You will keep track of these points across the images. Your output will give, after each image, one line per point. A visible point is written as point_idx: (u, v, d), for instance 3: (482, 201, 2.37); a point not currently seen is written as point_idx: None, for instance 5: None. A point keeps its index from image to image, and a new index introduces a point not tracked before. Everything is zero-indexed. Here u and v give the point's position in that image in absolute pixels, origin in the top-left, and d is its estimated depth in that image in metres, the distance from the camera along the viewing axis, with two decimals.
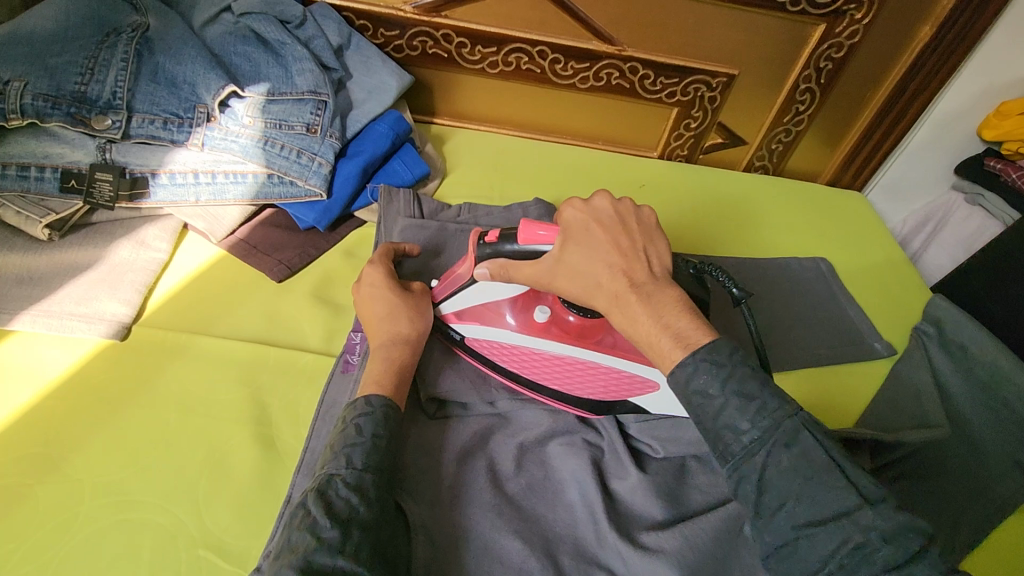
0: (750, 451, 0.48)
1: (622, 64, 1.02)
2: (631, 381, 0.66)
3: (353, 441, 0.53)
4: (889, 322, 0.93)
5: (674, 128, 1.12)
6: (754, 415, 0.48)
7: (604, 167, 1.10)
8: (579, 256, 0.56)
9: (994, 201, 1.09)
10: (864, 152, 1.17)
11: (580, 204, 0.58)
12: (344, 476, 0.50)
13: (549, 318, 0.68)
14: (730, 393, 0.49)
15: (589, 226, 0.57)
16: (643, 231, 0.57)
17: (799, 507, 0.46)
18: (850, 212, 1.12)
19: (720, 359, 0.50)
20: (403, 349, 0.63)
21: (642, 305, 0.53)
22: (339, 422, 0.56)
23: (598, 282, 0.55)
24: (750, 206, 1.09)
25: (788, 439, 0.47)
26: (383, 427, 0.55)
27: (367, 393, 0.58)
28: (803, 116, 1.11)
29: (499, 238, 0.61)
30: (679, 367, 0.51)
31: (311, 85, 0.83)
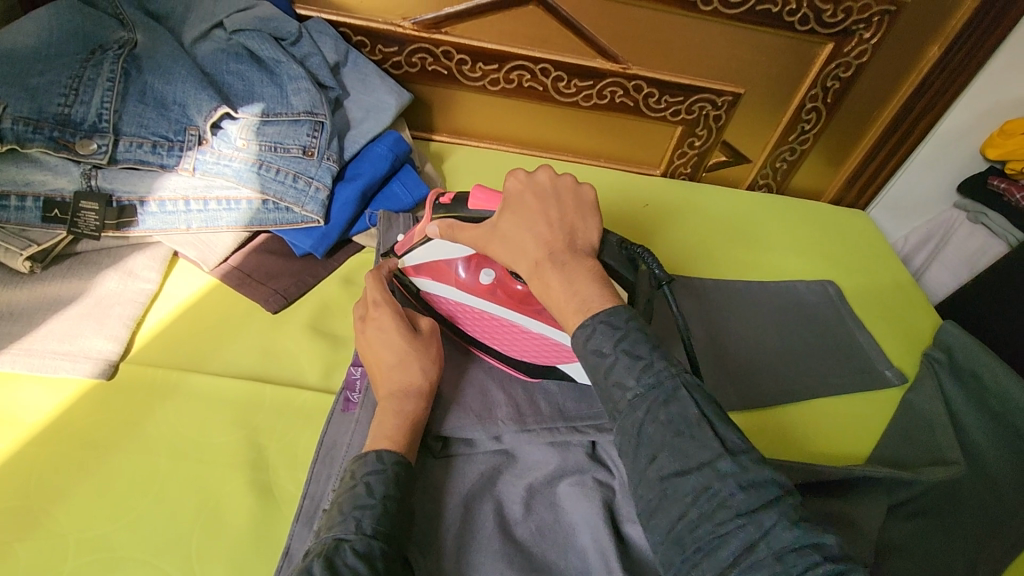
0: (637, 399, 0.50)
1: (627, 83, 1.00)
2: (565, 352, 0.68)
3: (362, 502, 0.50)
4: (899, 348, 0.91)
5: (677, 147, 1.10)
6: (640, 373, 0.50)
7: (608, 185, 1.07)
8: (510, 225, 0.60)
9: (998, 220, 1.10)
10: (869, 170, 1.15)
11: (523, 177, 0.61)
12: (353, 544, 0.47)
13: (493, 282, 0.69)
14: (619, 349, 0.51)
15: (524, 197, 0.60)
16: (576, 207, 0.61)
17: (669, 457, 0.48)
18: (854, 231, 1.11)
19: (615, 322, 0.53)
20: (417, 402, 0.59)
21: (555, 273, 0.56)
22: (346, 478, 0.53)
23: (523, 249, 0.59)
24: (755, 225, 1.07)
25: (667, 397, 0.49)
26: (394, 488, 0.52)
27: (376, 446, 0.55)
28: (808, 135, 1.09)
29: (454, 200, 0.65)
30: (578, 329, 0.54)
31: (307, 106, 0.80)
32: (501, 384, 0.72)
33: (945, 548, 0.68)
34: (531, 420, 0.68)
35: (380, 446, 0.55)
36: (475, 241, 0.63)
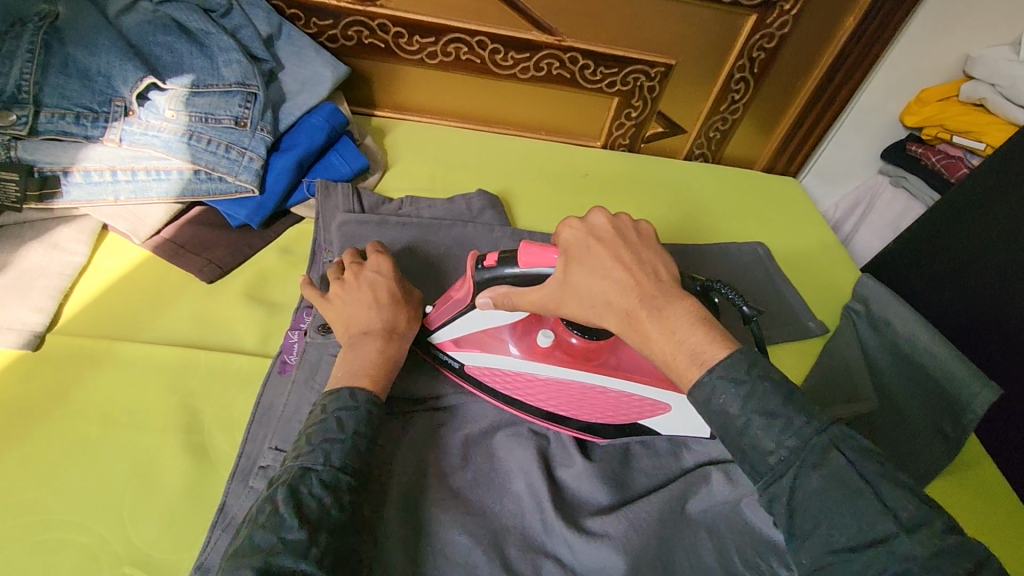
0: (778, 476, 0.50)
1: (563, 54, 1.02)
2: (641, 403, 0.66)
3: (332, 436, 0.53)
4: (821, 303, 0.97)
5: (615, 119, 1.13)
6: (779, 434, 0.50)
7: (548, 158, 1.10)
8: (584, 274, 0.57)
9: (916, 184, 1.21)
10: (796, 139, 1.21)
11: (578, 222, 0.59)
12: (319, 474, 0.51)
13: (552, 343, 0.67)
14: (749, 414, 0.51)
15: (588, 245, 0.57)
16: (642, 244, 0.59)
17: (828, 526, 0.47)
18: (784, 197, 1.17)
19: (740, 375, 0.51)
20: (385, 342, 0.62)
21: (653, 321, 0.55)
22: (316, 411, 0.56)
23: (608, 300, 0.56)
24: (691, 193, 1.12)
25: (817, 460, 0.48)
26: (364, 427, 0.55)
27: (351, 384, 0.58)
28: (738, 105, 1.14)
29: (499, 261, 0.60)
30: (696, 385, 0.53)
31: (238, 77, 0.79)
32: None
33: None
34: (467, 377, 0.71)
35: (352, 382, 0.58)
36: (541, 301, 0.60)
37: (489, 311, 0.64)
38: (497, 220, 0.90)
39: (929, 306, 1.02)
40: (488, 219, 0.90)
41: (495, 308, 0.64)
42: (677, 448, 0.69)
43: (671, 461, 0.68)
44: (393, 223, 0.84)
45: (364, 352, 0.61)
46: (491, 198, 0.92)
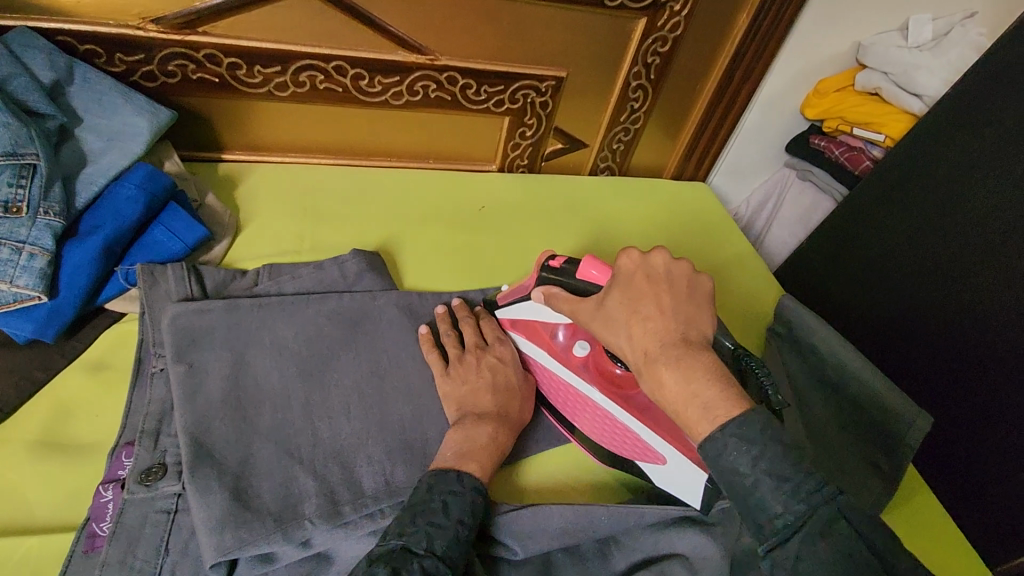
0: (788, 535, 0.45)
1: (438, 75, 0.89)
2: (642, 446, 0.64)
3: (438, 521, 0.53)
4: (746, 323, 0.91)
5: (508, 139, 1.02)
6: (790, 497, 0.45)
7: (436, 191, 0.97)
8: (620, 304, 0.55)
9: (822, 176, 1.21)
10: (703, 142, 1.15)
11: (637, 255, 0.56)
12: (422, 561, 0.50)
13: (586, 356, 0.68)
14: (760, 472, 0.46)
15: (634, 279, 0.55)
16: (689, 296, 0.54)
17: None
18: (693, 207, 1.10)
19: (752, 435, 0.46)
20: (504, 429, 0.64)
21: (671, 370, 0.49)
22: (423, 489, 0.56)
23: (631, 337, 0.53)
24: (597, 215, 1.03)
25: (821, 530, 0.44)
26: (471, 515, 0.55)
27: (460, 467, 0.58)
28: (639, 113, 1.05)
29: (562, 266, 0.64)
30: (706, 442, 0.48)
31: (5, 144, 0.60)
32: (310, 466, 0.58)
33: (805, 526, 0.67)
34: (345, 508, 0.56)
35: (460, 466, 0.58)
36: (574, 313, 0.61)
37: (539, 304, 0.68)
38: (379, 284, 0.77)
39: (847, 311, 1.00)
40: (367, 284, 0.76)
41: (543, 304, 0.67)
42: (606, 546, 0.60)
43: (601, 564, 0.59)
44: (245, 306, 0.68)
45: (485, 429, 0.62)
46: (368, 259, 0.77)
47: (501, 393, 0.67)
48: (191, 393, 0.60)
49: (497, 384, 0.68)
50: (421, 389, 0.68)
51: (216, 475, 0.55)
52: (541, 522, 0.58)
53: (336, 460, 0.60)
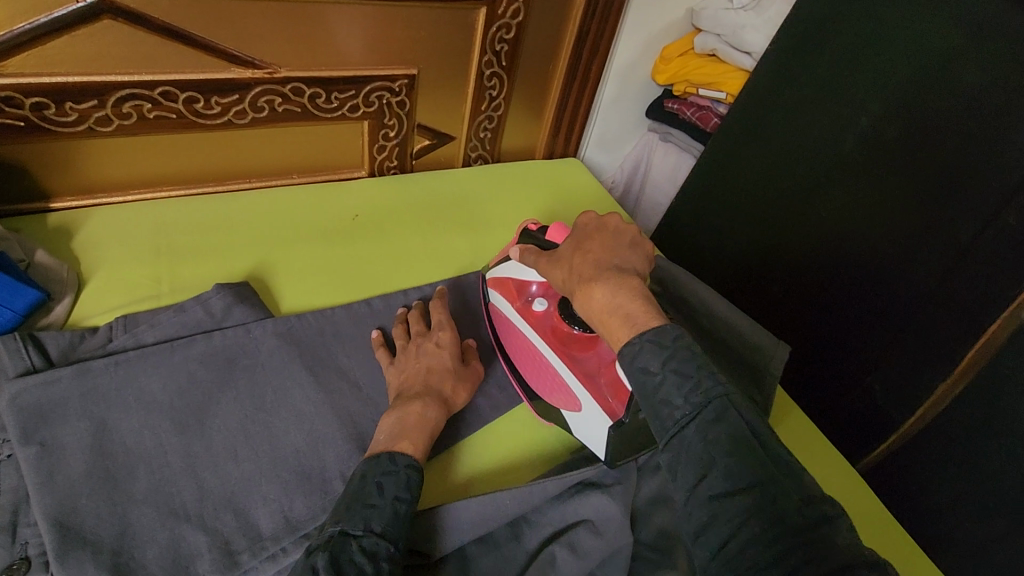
0: (684, 424, 0.48)
1: (282, 88, 0.85)
2: (565, 396, 0.68)
3: (373, 503, 0.53)
4: None
5: (373, 142, 1.00)
6: (690, 391, 0.48)
7: (304, 206, 0.93)
8: (569, 246, 0.63)
9: (680, 137, 1.30)
10: (566, 118, 1.18)
11: (595, 217, 0.63)
12: (361, 541, 0.51)
13: (545, 314, 0.72)
14: (667, 369, 0.49)
15: (587, 231, 0.62)
16: (630, 248, 0.59)
17: (717, 474, 0.45)
18: (567, 182, 1.14)
19: (665, 341, 0.51)
20: (427, 405, 0.64)
21: (598, 287, 0.56)
22: (358, 477, 0.56)
23: (571, 265, 0.60)
24: (474, 206, 1.03)
25: (716, 416, 0.47)
26: (407, 491, 0.55)
27: (392, 448, 0.59)
28: (499, 100, 1.07)
29: (537, 229, 0.75)
30: (625, 346, 0.53)
31: None
32: (200, 521, 0.56)
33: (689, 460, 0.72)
34: (244, 555, 0.54)
35: (392, 446, 0.59)
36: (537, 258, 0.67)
37: (515, 263, 0.74)
38: (251, 315, 0.73)
39: (717, 264, 1.08)
40: (239, 318, 0.72)
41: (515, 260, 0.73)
42: (518, 528, 0.63)
43: (516, 548, 0.61)
44: (99, 367, 0.63)
45: (417, 407, 0.63)
46: (234, 291, 0.74)
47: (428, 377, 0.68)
48: (47, 474, 0.55)
49: (428, 367, 0.69)
50: (313, 414, 0.67)
51: (91, 556, 0.51)
52: (451, 523, 0.58)
53: (229, 509, 0.57)
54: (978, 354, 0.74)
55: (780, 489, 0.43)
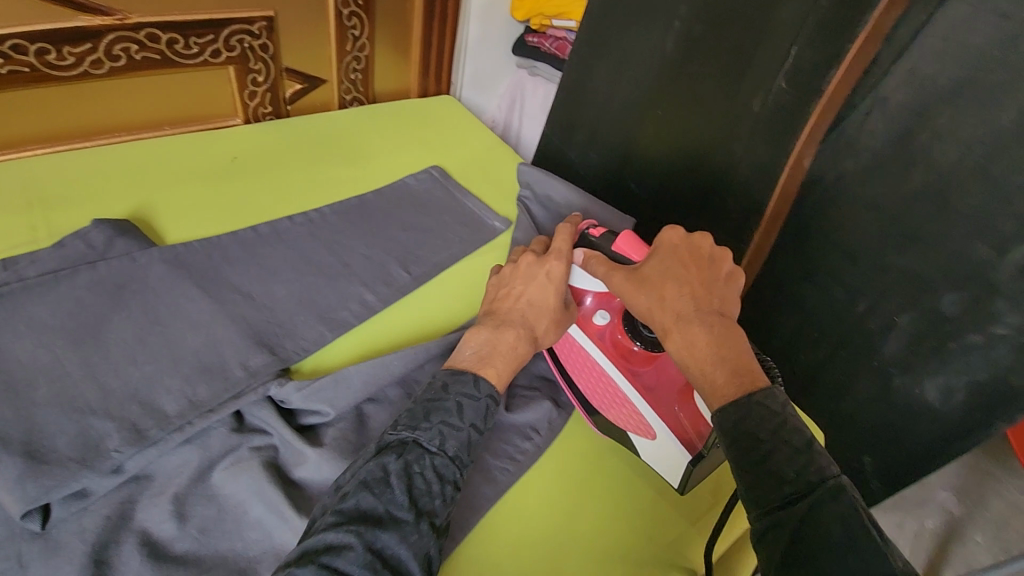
0: (793, 500, 0.47)
1: (136, 35, 0.87)
2: (635, 418, 0.69)
3: (451, 421, 0.58)
4: (503, 200, 1.05)
5: (242, 88, 1.03)
6: (799, 464, 0.48)
7: (180, 153, 0.96)
8: (661, 268, 0.64)
9: (545, 69, 1.38)
10: (433, 56, 1.27)
11: (684, 237, 0.66)
12: (433, 460, 0.56)
13: (606, 325, 0.74)
14: (777, 438, 0.50)
15: (685, 263, 0.63)
16: (721, 286, 0.63)
17: (831, 559, 0.44)
18: (441, 114, 1.22)
19: (773, 406, 0.52)
20: (521, 339, 0.66)
21: (701, 328, 0.58)
22: (439, 388, 0.61)
23: (665, 297, 0.61)
24: (351, 139, 1.09)
25: (829, 495, 0.46)
26: (480, 418, 0.60)
27: (478, 371, 0.63)
28: (362, 41, 1.13)
29: (601, 236, 0.74)
30: (730, 403, 0.53)
31: None
32: (106, 412, 0.61)
33: None
34: (151, 431, 0.60)
35: (478, 370, 0.63)
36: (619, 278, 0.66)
37: (579, 270, 0.73)
38: (134, 245, 0.78)
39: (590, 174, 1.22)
40: (122, 249, 0.77)
41: (580, 266, 0.73)
42: (409, 388, 0.71)
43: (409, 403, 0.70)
44: None
45: (508, 339, 0.66)
46: (114, 225, 0.78)
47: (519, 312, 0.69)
48: None
49: (527, 299, 0.70)
50: (209, 322, 0.72)
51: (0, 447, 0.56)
52: (343, 385, 0.66)
53: (134, 400, 0.63)
54: (773, 213, 0.96)
55: None
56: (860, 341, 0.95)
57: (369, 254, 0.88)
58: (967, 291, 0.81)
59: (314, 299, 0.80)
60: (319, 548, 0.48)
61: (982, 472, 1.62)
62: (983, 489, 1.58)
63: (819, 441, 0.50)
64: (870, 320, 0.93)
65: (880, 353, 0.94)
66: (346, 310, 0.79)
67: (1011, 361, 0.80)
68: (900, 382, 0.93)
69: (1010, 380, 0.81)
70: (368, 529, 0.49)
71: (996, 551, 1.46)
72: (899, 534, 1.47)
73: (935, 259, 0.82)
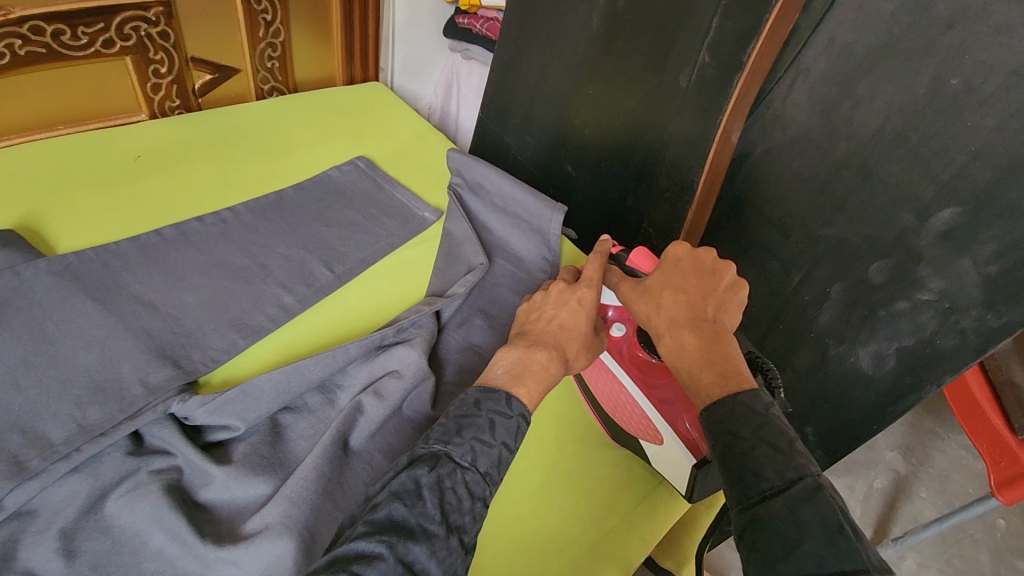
0: (771, 495, 0.45)
1: (19, 29, 0.80)
2: (646, 426, 0.68)
3: (485, 438, 0.52)
4: (434, 190, 1.01)
5: (144, 81, 0.96)
6: (778, 464, 0.46)
7: (75, 153, 0.89)
8: (661, 280, 0.62)
9: (478, 51, 1.34)
10: (358, 41, 1.21)
11: (687, 248, 0.63)
12: (466, 475, 0.50)
13: (622, 337, 0.71)
14: (759, 437, 0.48)
15: (682, 271, 0.62)
16: (719, 293, 0.59)
17: (806, 553, 0.42)
18: (367, 101, 1.16)
19: (756, 408, 0.49)
20: (550, 358, 0.59)
21: (694, 333, 0.56)
22: (471, 403, 0.54)
23: (662, 307, 0.60)
24: (269, 132, 1.03)
25: (805, 493, 0.44)
26: (513, 438, 0.53)
27: (510, 389, 0.56)
28: (276, 25, 1.07)
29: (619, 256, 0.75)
30: (714, 405, 0.51)
31: None
32: None
33: (498, 308, 0.83)
34: (33, 461, 0.55)
35: (509, 388, 0.56)
36: (633, 296, 0.64)
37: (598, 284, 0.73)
38: (18, 256, 0.71)
39: (527, 159, 1.20)
40: (2, 261, 0.70)
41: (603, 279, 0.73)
42: (329, 394, 0.67)
43: (329, 410, 0.66)
44: None
45: (541, 356, 0.59)
46: None
47: (554, 330, 0.63)
48: None
49: (559, 322, 0.64)
50: (103, 337, 0.66)
51: None
52: (252, 397, 0.62)
53: (14, 428, 0.57)
54: (704, 190, 0.95)
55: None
56: (796, 312, 0.95)
57: (290, 252, 0.83)
58: (891, 258, 0.81)
59: (225, 305, 0.74)
60: (350, 558, 0.44)
61: (927, 431, 1.67)
62: (927, 448, 1.64)
63: (800, 439, 0.48)
64: (804, 293, 0.93)
65: (815, 325, 0.94)
66: (261, 315, 0.75)
67: (936, 325, 0.80)
68: (836, 352, 0.93)
69: (936, 344, 0.81)
70: (400, 541, 0.45)
71: (939, 506, 1.52)
72: (849, 497, 1.52)
73: (861, 228, 0.82)
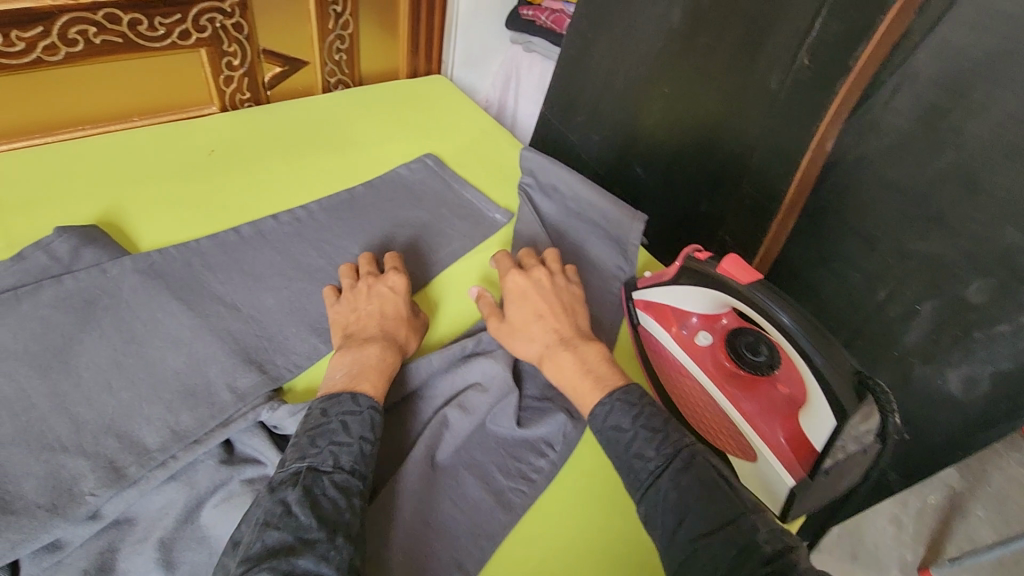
0: (657, 475, 0.53)
1: (94, 15, 0.78)
2: (734, 438, 0.70)
3: (339, 439, 0.53)
4: (504, 190, 0.98)
5: (216, 73, 0.95)
6: (658, 444, 0.55)
7: (151, 146, 0.88)
8: (518, 308, 0.70)
9: (539, 43, 1.29)
10: (423, 32, 1.18)
11: (523, 276, 0.73)
12: (332, 477, 0.51)
13: (708, 345, 0.74)
14: (639, 426, 0.56)
15: (529, 293, 0.71)
16: (564, 307, 0.70)
17: (692, 517, 0.50)
18: (432, 96, 1.14)
19: (632, 398, 0.59)
20: (393, 352, 0.64)
21: (571, 352, 0.65)
22: (318, 414, 0.55)
23: (531, 336, 0.67)
24: (337, 127, 1.01)
25: (681, 463, 0.53)
26: (370, 430, 0.56)
27: (353, 387, 0.58)
28: (345, 17, 1.05)
29: (706, 259, 0.70)
30: (599, 406, 0.59)
31: None
32: (79, 448, 0.55)
33: None
34: (131, 468, 0.55)
35: (352, 388, 0.58)
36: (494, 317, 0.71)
37: (679, 289, 0.73)
38: (103, 254, 0.71)
39: (591, 158, 1.17)
40: (90, 259, 0.70)
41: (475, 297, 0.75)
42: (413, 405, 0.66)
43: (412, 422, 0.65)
44: None
45: (373, 350, 0.62)
46: (80, 233, 0.71)
47: (387, 320, 0.67)
48: None
49: (379, 310, 0.68)
50: (190, 339, 0.66)
51: None
52: None
53: (109, 433, 0.57)
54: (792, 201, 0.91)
55: (751, 523, 0.49)
56: (877, 330, 0.88)
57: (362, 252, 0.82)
58: (993, 277, 0.74)
59: (304, 308, 0.73)
60: None
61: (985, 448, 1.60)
62: (984, 465, 1.57)
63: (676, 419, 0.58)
64: (889, 309, 0.86)
65: (899, 343, 0.87)
66: None
67: None
68: (922, 372, 0.86)
69: None
70: (281, 559, 0.45)
71: (997, 526, 1.45)
72: (902, 512, 1.46)
73: (958, 241, 0.76)
